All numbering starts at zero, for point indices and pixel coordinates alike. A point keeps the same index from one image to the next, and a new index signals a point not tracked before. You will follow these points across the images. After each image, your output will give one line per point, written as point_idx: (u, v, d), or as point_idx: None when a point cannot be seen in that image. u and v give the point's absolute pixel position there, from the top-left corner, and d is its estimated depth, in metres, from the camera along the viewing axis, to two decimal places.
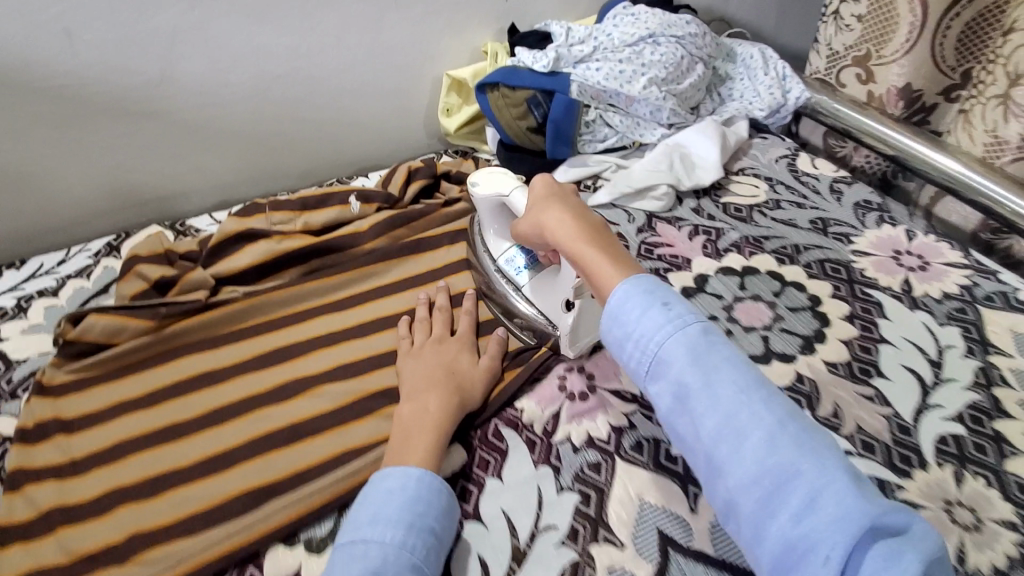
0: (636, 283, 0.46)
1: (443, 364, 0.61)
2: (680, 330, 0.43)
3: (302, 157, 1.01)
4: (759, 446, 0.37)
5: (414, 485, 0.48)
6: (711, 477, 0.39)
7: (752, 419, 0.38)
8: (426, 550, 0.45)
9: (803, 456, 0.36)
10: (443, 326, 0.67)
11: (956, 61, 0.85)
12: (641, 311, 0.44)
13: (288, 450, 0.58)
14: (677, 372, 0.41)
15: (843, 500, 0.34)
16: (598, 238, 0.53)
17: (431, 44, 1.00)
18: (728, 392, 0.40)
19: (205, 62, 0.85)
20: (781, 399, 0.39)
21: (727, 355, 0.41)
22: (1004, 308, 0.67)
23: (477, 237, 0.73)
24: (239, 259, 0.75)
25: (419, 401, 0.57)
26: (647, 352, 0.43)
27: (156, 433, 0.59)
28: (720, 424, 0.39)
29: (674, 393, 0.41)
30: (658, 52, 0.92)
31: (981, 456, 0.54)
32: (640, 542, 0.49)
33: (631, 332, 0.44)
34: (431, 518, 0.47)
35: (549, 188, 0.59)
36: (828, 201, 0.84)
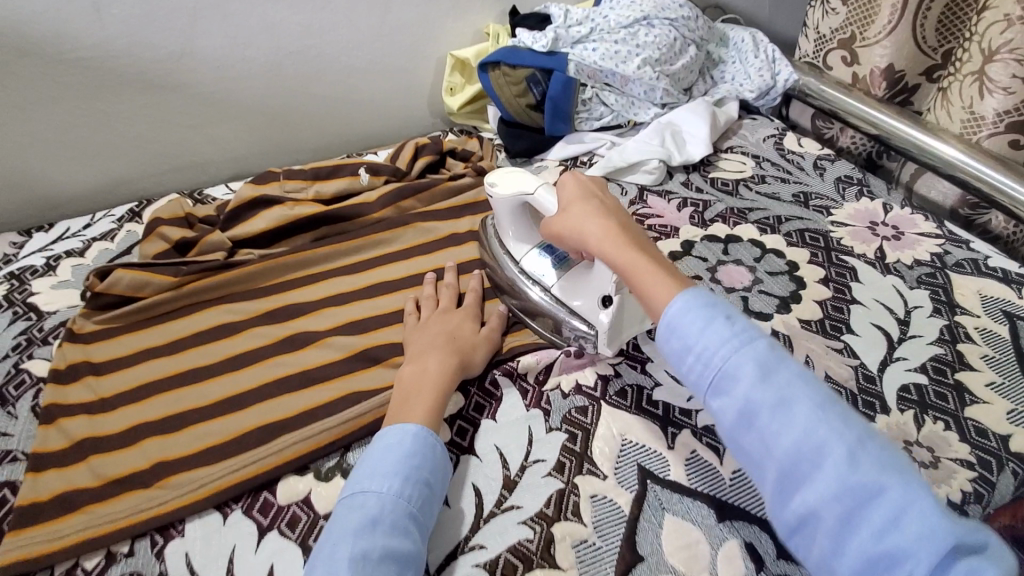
0: (697, 298, 0.45)
1: (445, 331, 0.64)
2: (746, 344, 0.42)
3: (312, 134, 1.05)
4: (839, 462, 0.37)
5: (409, 442, 0.51)
6: (783, 493, 0.39)
7: (831, 435, 0.38)
8: (421, 498, 0.49)
9: (885, 474, 0.37)
10: (449, 300, 0.69)
11: (936, 41, 0.88)
12: (704, 325, 0.43)
13: (299, 393, 0.62)
14: (746, 388, 0.41)
15: (928, 518, 0.35)
16: (644, 250, 0.52)
17: (435, 25, 1.04)
18: (802, 410, 0.40)
19: (220, 37, 0.89)
20: (856, 417, 0.40)
21: (795, 370, 0.42)
22: (973, 273, 0.71)
23: (494, 241, 0.72)
24: (256, 223, 0.79)
25: (420, 363, 0.60)
26: (713, 366, 0.42)
27: (179, 376, 0.64)
28: (795, 442, 0.39)
29: (741, 409, 0.41)
30: (652, 34, 0.96)
31: (941, 403, 0.58)
32: (621, 474, 0.53)
33: (693, 345, 0.43)
34: (426, 471, 0.50)
35: (582, 191, 0.59)
36: (812, 176, 0.89)
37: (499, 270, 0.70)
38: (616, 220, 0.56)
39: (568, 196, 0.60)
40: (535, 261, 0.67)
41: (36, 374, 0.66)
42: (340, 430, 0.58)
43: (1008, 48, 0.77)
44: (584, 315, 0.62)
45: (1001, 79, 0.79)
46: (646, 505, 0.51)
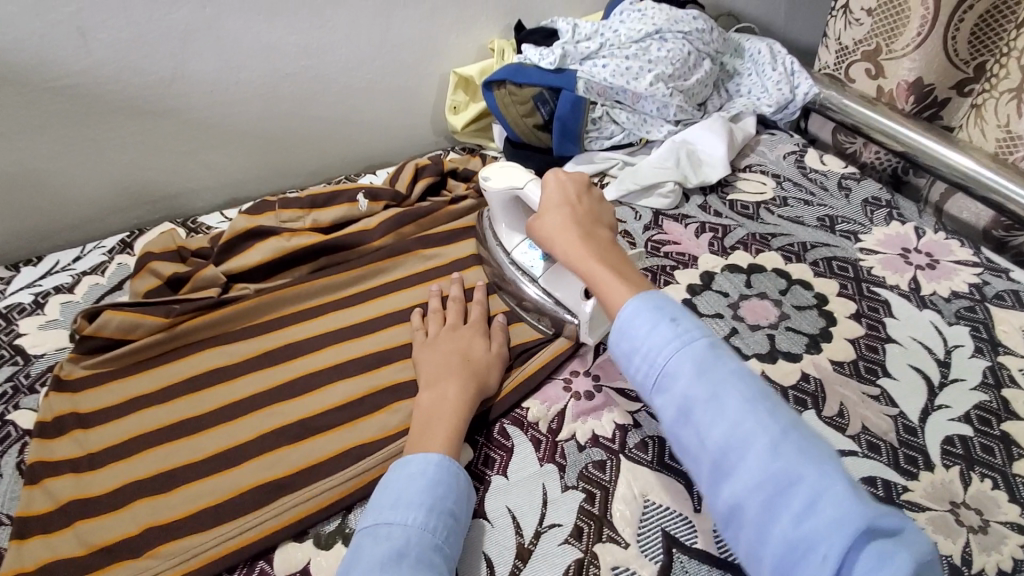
0: (645, 299, 0.46)
1: (457, 351, 0.62)
2: (686, 343, 0.43)
3: (312, 155, 1.01)
4: (762, 452, 0.38)
5: (433, 470, 0.50)
6: (716, 483, 0.40)
7: (758, 426, 0.39)
8: (447, 530, 0.46)
9: (805, 463, 0.37)
10: (457, 316, 0.67)
11: (969, 54, 0.84)
12: (650, 325, 0.44)
13: (297, 447, 0.58)
14: (684, 385, 0.42)
15: (843, 505, 0.35)
16: (607, 258, 0.53)
17: (438, 42, 1.00)
18: (734, 403, 0.40)
19: (214, 60, 0.86)
20: (788, 411, 0.40)
21: (732, 367, 0.42)
22: (1014, 306, 0.66)
23: (488, 231, 0.74)
24: (250, 256, 0.75)
25: (438, 389, 0.58)
26: (654, 364, 0.43)
27: (171, 428, 0.60)
28: (724, 434, 0.39)
29: (679, 406, 0.42)
30: (664, 49, 0.92)
31: (988, 457, 0.53)
32: (644, 541, 0.49)
33: (638, 345, 0.44)
34: (451, 501, 0.48)
35: (562, 196, 0.60)
36: (836, 197, 0.84)
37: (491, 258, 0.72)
38: (586, 227, 0.57)
39: (548, 200, 0.60)
40: (525, 252, 0.68)
41: (23, 425, 0.63)
42: (341, 489, 0.54)
43: None
44: (567, 304, 0.65)
45: None
46: None
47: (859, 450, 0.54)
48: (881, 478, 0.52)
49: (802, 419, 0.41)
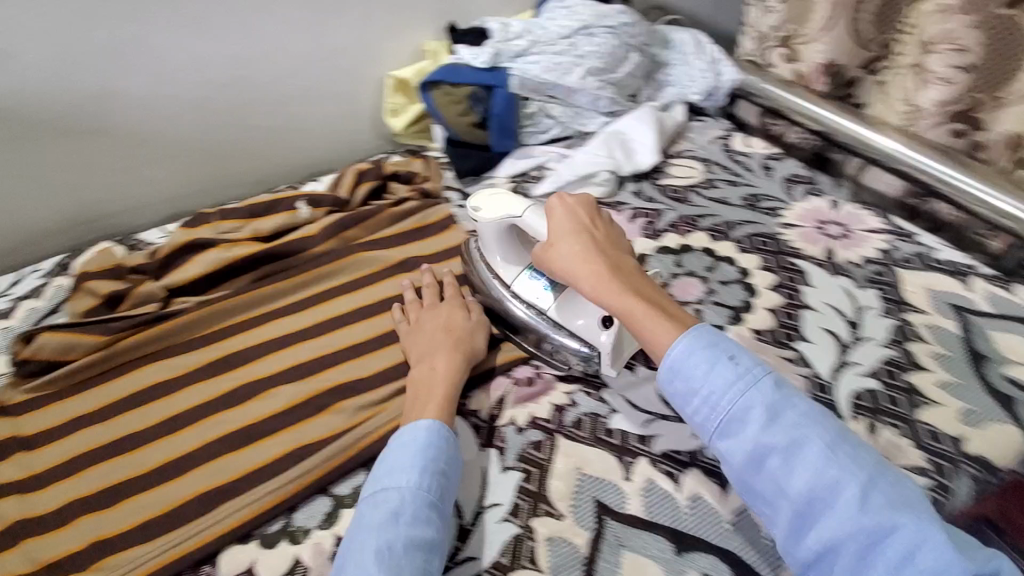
0: (698, 338, 0.48)
1: (440, 326, 0.64)
2: (751, 386, 0.45)
3: (254, 165, 1.02)
4: (850, 501, 0.40)
5: (424, 435, 0.51)
6: (799, 530, 0.42)
7: (841, 475, 0.41)
8: (440, 488, 0.48)
9: (898, 512, 0.39)
10: (435, 293, 0.69)
11: (875, 33, 0.89)
12: (708, 366, 0.46)
13: (243, 452, 0.59)
14: (756, 431, 0.44)
15: (945, 556, 0.37)
16: (641, 290, 0.53)
17: (372, 46, 1.01)
18: (812, 450, 0.42)
19: (143, 76, 0.85)
20: (866, 455, 0.42)
21: (801, 409, 0.44)
22: (921, 268, 0.71)
23: (477, 264, 0.68)
24: (190, 269, 0.75)
25: (427, 363, 0.60)
26: (719, 408, 0.45)
27: (115, 444, 0.60)
28: (806, 481, 0.42)
29: (750, 452, 0.44)
30: (593, 44, 0.95)
31: (893, 407, 0.57)
32: (578, 511, 0.52)
33: (699, 387, 0.46)
34: (442, 461, 0.50)
35: (574, 221, 0.58)
36: (759, 176, 0.89)
37: (487, 293, 0.66)
38: (609, 254, 0.57)
39: (559, 227, 0.59)
40: (527, 284, 0.64)
41: None
42: (285, 491, 0.55)
43: (946, 38, 0.77)
44: (581, 335, 0.60)
45: (937, 70, 0.79)
46: (605, 544, 0.49)
47: None
48: None
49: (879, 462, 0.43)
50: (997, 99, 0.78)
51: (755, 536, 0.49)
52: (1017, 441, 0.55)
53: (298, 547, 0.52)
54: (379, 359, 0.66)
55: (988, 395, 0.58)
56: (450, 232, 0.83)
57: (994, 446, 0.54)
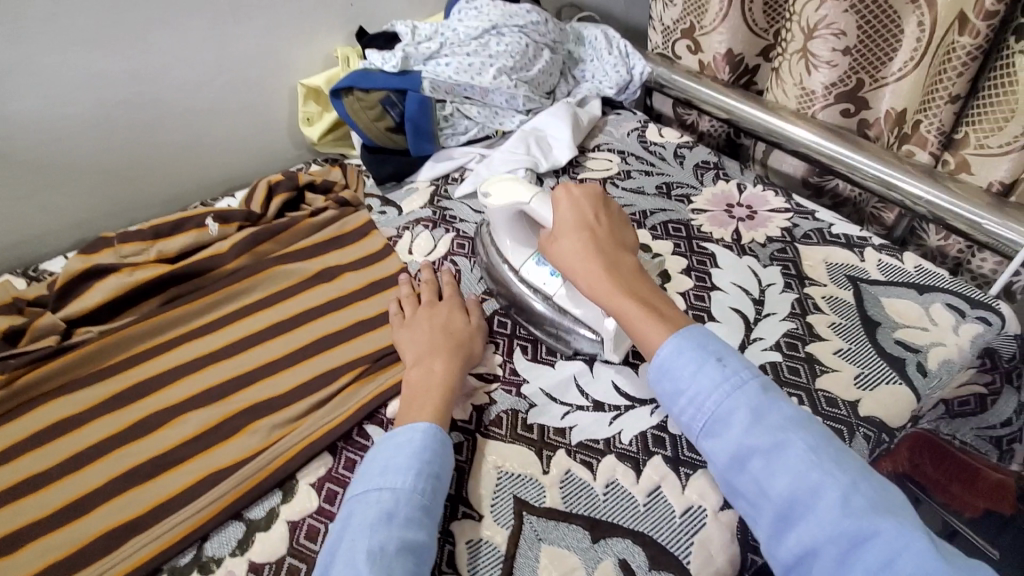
0: (686, 340, 0.49)
1: (437, 326, 0.64)
2: (736, 388, 0.47)
3: (164, 183, 0.97)
4: (831, 505, 0.41)
5: (420, 438, 0.51)
6: (782, 530, 0.43)
7: (824, 478, 0.42)
8: (433, 492, 0.48)
9: (880, 518, 0.40)
10: (431, 293, 0.70)
11: (766, 23, 0.93)
12: (695, 366, 0.48)
13: (151, 484, 0.56)
14: (740, 432, 0.45)
15: (924, 562, 0.38)
16: (634, 290, 0.55)
17: (281, 55, 0.99)
18: (795, 452, 0.43)
19: (30, 97, 0.80)
20: (849, 459, 0.43)
21: (787, 412, 0.45)
22: (819, 243, 0.75)
23: (491, 247, 0.70)
24: (91, 297, 0.71)
25: (425, 364, 0.59)
26: (705, 409, 0.47)
27: (11, 490, 0.56)
28: (788, 483, 0.43)
29: (734, 452, 0.45)
30: (503, 43, 0.95)
31: (795, 378, 0.60)
32: (497, 509, 0.52)
33: (685, 386, 0.48)
34: (437, 465, 0.50)
35: (579, 217, 0.60)
36: (672, 165, 0.92)
37: (499, 277, 0.69)
38: (607, 251, 0.58)
39: (565, 221, 0.60)
40: (535, 270, 0.66)
41: None
42: (197, 519, 0.53)
43: (825, 24, 0.81)
44: (585, 320, 0.61)
45: (823, 53, 0.83)
46: (523, 539, 0.50)
47: None
48: None
49: (862, 465, 0.44)
50: (878, 80, 0.83)
51: (666, 515, 0.51)
52: (907, 399, 0.58)
53: None
54: (296, 373, 0.65)
55: (880, 359, 0.61)
56: (369, 239, 0.83)
57: (887, 406, 0.58)
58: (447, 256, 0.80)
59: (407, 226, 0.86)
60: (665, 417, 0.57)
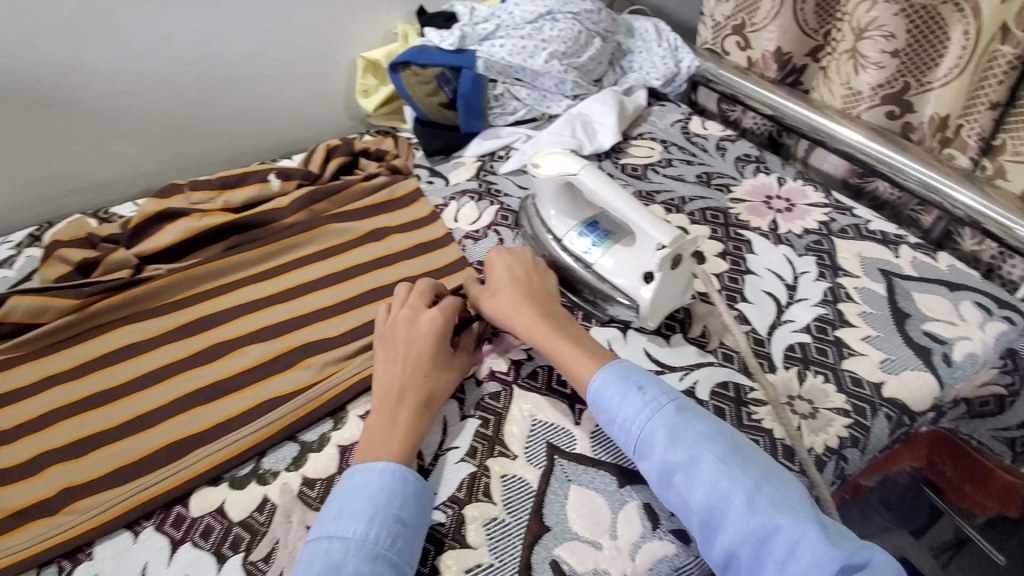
0: (611, 372, 0.54)
1: (415, 352, 0.58)
2: (656, 412, 0.51)
3: (226, 143, 1.03)
4: (740, 507, 0.44)
5: (377, 480, 0.49)
6: (708, 537, 0.46)
7: (733, 485, 0.45)
8: (391, 537, 0.46)
9: (780, 514, 0.43)
10: (420, 300, 0.63)
11: (817, 23, 0.94)
12: (620, 396, 0.52)
13: (211, 406, 0.61)
14: (661, 452, 0.49)
15: (818, 547, 0.41)
16: (568, 331, 0.59)
17: (344, 28, 1.04)
18: (707, 464, 0.47)
19: (114, 50, 0.87)
20: (756, 465, 0.47)
21: (700, 428, 0.49)
22: (855, 237, 0.77)
23: (535, 215, 0.74)
24: (161, 237, 0.77)
25: (388, 413, 0.54)
26: (632, 433, 0.51)
27: (86, 400, 0.62)
28: (704, 493, 0.46)
29: (661, 471, 0.49)
30: (556, 28, 0.99)
31: (822, 358, 0.63)
32: (531, 451, 0.56)
33: (614, 415, 0.52)
34: (396, 507, 0.47)
35: (511, 270, 0.65)
36: (714, 156, 0.94)
37: (539, 244, 0.73)
38: (542, 301, 0.62)
39: (498, 276, 0.65)
40: (578, 239, 0.69)
41: None
42: (255, 438, 0.58)
43: (875, 26, 0.83)
44: (622, 287, 0.65)
45: (872, 54, 0.85)
46: (554, 479, 0.53)
47: (715, 360, 0.63)
48: (733, 382, 0.61)
49: (774, 469, 0.47)
50: (923, 84, 0.84)
51: None
52: (930, 387, 0.60)
53: (267, 487, 0.55)
54: (344, 320, 0.69)
55: (906, 348, 0.63)
56: (417, 205, 0.87)
57: (910, 391, 0.60)
58: (490, 226, 0.84)
59: (453, 196, 0.90)
60: (693, 385, 0.61)
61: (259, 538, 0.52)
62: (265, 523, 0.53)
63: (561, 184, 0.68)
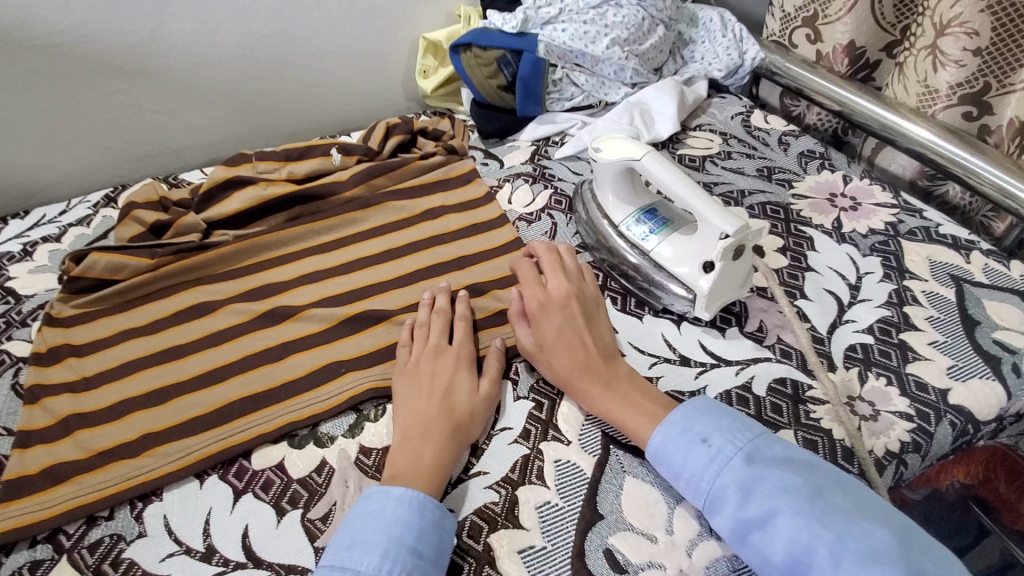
0: (671, 430, 0.52)
1: (435, 390, 0.56)
2: (725, 467, 0.49)
3: (289, 118, 1.06)
4: (824, 562, 0.42)
5: (393, 509, 0.48)
6: None
7: (814, 539, 0.43)
8: (405, 572, 0.44)
9: (867, 566, 0.41)
10: (438, 334, 0.62)
11: (895, 17, 0.91)
12: (683, 451, 0.51)
13: (277, 365, 0.63)
14: (734, 507, 0.47)
15: None
16: (633, 402, 0.55)
17: (408, 8, 1.05)
18: (784, 518, 0.45)
19: (192, 22, 0.90)
20: (834, 512, 0.44)
21: (774, 481, 0.47)
22: (925, 240, 0.74)
23: (592, 200, 0.74)
24: (229, 204, 0.80)
25: (411, 449, 0.53)
26: (700, 489, 0.49)
27: (162, 353, 0.65)
28: (784, 550, 0.44)
29: (734, 527, 0.47)
30: (620, 14, 0.97)
31: (885, 360, 0.61)
32: (585, 439, 0.56)
33: (680, 471, 0.51)
34: (410, 539, 0.46)
35: (561, 325, 0.60)
36: (776, 151, 0.91)
37: (595, 229, 0.73)
38: (600, 369, 0.57)
39: (546, 334, 0.60)
40: (638, 227, 0.68)
41: (17, 353, 0.68)
42: (318, 405, 0.60)
43: (958, 22, 0.79)
44: (679, 278, 0.64)
45: (953, 51, 0.81)
46: (608, 469, 0.54)
47: (773, 356, 0.62)
48: (790, 379, 0.60)
49: (858, 512, 0.45)
50: (1005, 86, 0.81)
51: None
52: (999, 396, 0.58)
53: (325, 449, 0.57)
54: (402, 294, 0.71)
55: (975, 354, 0.61)
56: (474, 185, 0.88)
57: (978, 399, 0.57)
58: (544, 210, 0.84)
59: (508, 178, 0.91)
60: (750, 380, 0.60)
61: (317, 497, 0.54)
62: (323, 484, 0.55)
63: (622, 169, 0.68)
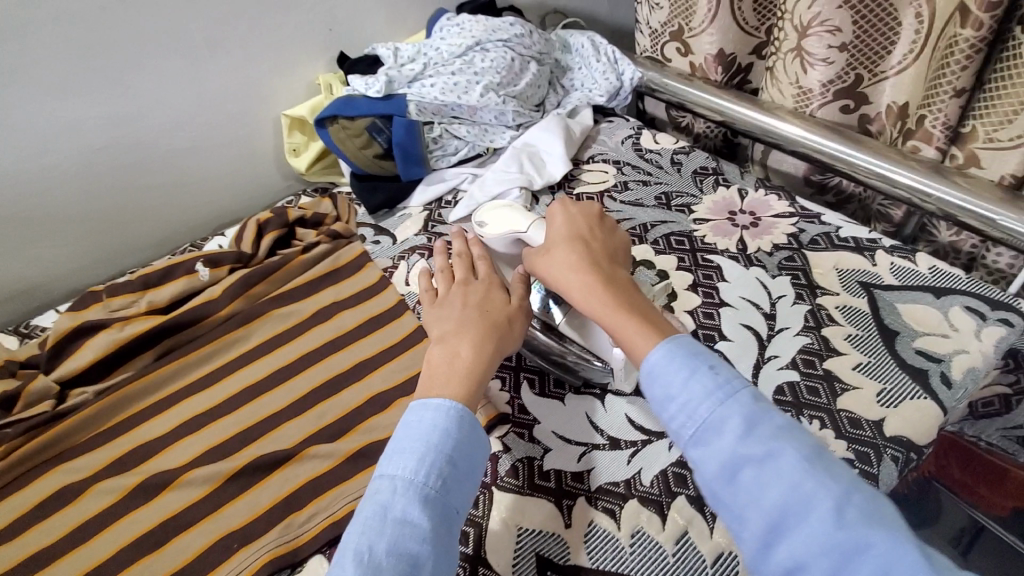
0: (680, 343, 0.45)
1: (473, 306, 0.57)
2: (730, 397, 0.42)
3: (152, 227, 0.96)
4: (826, 514, 0.36)
5: (431, 416, 0.46)
6: (771, 541, 0.38)
7: (820, 488, 0.37)
8: (441, 478, 0.43)
9: (875, 530, 0.35)
10: (464, 270, 0.62)
11: (757, 21, 0.91)
12: (688, 372, 0.43)
13: (158, 554, 0.54)
14: (732, 441, 0.40)
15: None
16: (631, 303, 0.51)
17: (262, 87, 0.97)
18: (789, 463, 0.39)
19: (11, 151, 0.78)
20: (843, 469, 0.39)
21: (779, 421, 0.41)
22: (828, 247, 0.73)
23: None
24: (82, 356, 0.69)
25: (450, 347, 0.53)
26: (695, 416, 0.42)
27: (19, 568, 0.55)
28: (779, 496, 0.38)
29: (724, 462, 0.40)
30: (488, 59, 0.93)
31: (815, 399, 0.58)
32: (520, 571, 0.50)
33: (674, 393, 0.43)
34: (447, 449, 0.44)
35: (569, 224, 0.59)
36: (670, 173, 0.89)
37: None
38: (602, 267, 0.54)
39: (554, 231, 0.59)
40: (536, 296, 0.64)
41: None
42: None
43: (819, 21, 0.79)
44: (593, 348, 0.61)
45: (819, 50, 0.81)
46: None
47: None
48: None
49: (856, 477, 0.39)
50: (876, 74, 0.81)
51: (697, 566, 0.49)
52: (934, 415, 0.56)
53: None
54: (297, 426, 0.63)
55: (901, 372, 0.59)
56: (364, 272, 0.80)
57: (912, 424, 0.55)
58: None
59: (402, 255, 0.83)
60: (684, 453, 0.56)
61: None
62: None
63: (508, 239, 0.65)
